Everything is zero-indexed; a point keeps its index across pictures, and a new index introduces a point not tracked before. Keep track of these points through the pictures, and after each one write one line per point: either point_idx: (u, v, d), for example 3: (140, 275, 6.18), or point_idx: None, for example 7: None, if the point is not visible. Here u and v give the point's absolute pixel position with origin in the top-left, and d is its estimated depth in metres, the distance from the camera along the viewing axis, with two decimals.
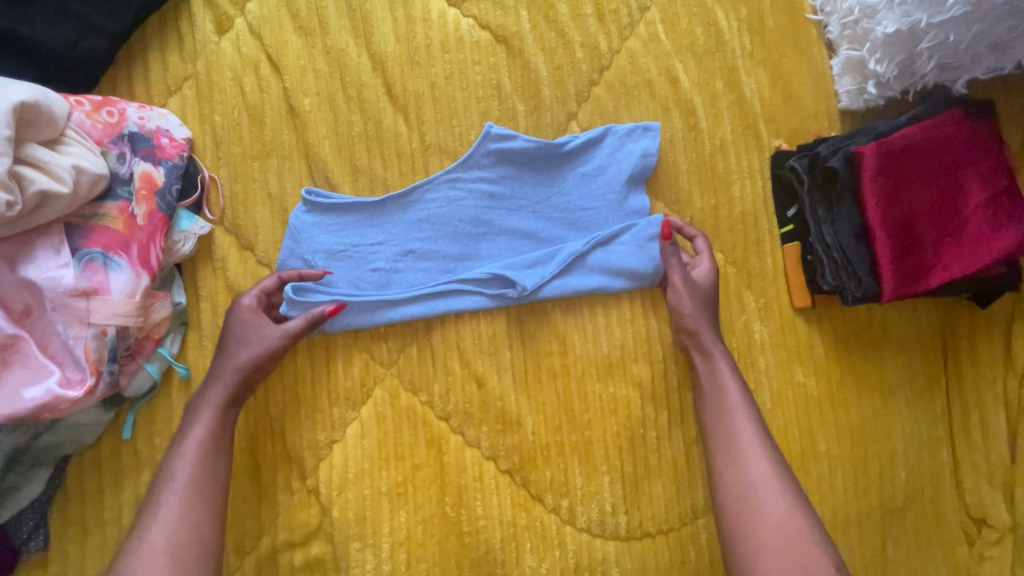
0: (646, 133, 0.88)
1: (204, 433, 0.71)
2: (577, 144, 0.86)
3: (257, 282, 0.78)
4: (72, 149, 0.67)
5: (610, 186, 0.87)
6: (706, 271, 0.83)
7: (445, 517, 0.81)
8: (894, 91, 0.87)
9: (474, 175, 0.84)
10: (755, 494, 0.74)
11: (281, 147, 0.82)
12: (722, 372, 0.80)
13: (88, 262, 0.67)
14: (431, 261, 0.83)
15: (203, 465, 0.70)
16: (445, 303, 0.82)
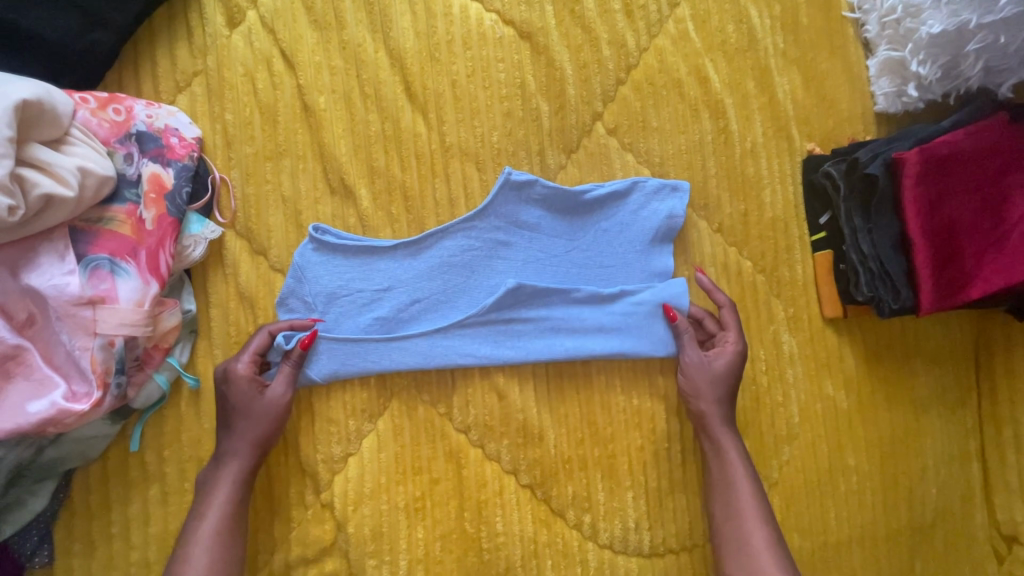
0: (674, 193, 0.84)
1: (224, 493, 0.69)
2: (601, 194, 0.82)
3: (245, 339, 0.74)
4: (77, 150, 0.64)
5: (633, 242, 0.83)
6: (733, 351, 0.80)
7: (464, 533, 0.78)
8: (935, 94, 0.83)
9: (488, 223, 0.80)
10: (750, 554, 0.73)
11: (295, 146, 0.78)
12: (724, 438, 0.78)
13: (94, 269, 0.64)
14: (437, 313, 0.78)
15: (225, 522, 0.68)
16: (447, 358, 0.78)
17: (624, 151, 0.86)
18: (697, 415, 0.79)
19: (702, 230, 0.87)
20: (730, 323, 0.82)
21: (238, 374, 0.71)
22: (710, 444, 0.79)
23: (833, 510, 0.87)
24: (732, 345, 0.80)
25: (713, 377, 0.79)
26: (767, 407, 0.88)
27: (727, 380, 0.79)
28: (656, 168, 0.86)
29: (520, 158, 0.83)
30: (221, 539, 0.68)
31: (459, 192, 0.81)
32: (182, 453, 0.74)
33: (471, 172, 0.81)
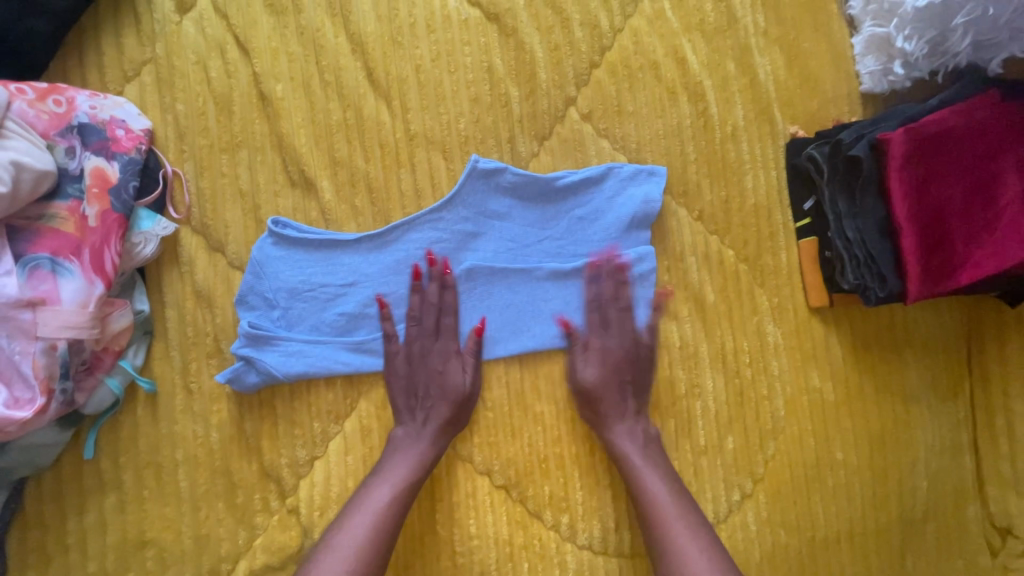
0: (651, 178, 0.80)
1: (388, 500, 0.68)
2: (574, 180, 0.78)
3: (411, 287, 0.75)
4: (12, 143, 0.60)
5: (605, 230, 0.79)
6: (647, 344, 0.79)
7: (437, 537, 0.76)
8: (923, 71, 0.79)
9: (458, 212, 0.77)
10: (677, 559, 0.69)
11: (252, 138, 0.75)
12: (623, 436, 0.76)
13: (34, 270, 0.61)
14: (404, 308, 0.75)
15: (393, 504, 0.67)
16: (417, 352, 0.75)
17: (599, 137, 0.82)
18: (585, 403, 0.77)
19: (682, 218, 0.84)
20: (613, 324, 0.78)
21: (454, 353, 0.74)
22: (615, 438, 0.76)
23: (821, 505, 0.85)
24: (611, 344, 0.77)
25: (582, 389, 0.77)
26: (752, 400, 0.84)
27: (608, 382, 0.76)
28: (633, 154, 0.83)
29: (489, 146, 0.79)
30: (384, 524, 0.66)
31: (426, 182, 0.77)
32: (139, 460, 0.71)
33: (438, 162, 0.78)
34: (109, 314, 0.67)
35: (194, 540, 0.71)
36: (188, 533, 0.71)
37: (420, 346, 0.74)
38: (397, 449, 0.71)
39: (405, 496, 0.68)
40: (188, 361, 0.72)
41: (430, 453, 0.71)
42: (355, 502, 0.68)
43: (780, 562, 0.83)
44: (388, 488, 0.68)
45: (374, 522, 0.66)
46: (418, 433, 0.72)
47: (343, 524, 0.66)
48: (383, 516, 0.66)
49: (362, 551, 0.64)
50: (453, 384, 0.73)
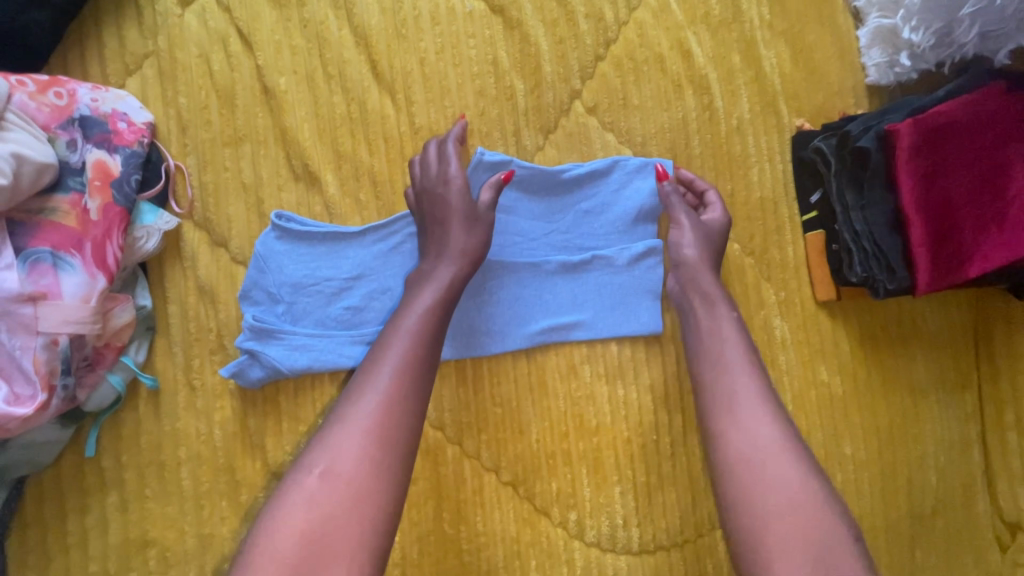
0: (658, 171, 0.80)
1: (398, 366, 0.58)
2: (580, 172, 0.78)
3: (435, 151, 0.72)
4: (12, 135, 0.59)
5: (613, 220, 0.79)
6: (719, 219, 0.76)
7: (443, 535, 0.74)
8: (929, 63, 0.79)
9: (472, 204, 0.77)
10: (760, 470, 0.59)
11: (255, 131, 0.74)
12: (709, 306, 0.71)
13: (35, 263, 0.60)
14: None
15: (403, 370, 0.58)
16: None
17: (605, 131, 0.82)
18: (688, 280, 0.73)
19: None
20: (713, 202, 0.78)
21: (456, 177, 0.69)
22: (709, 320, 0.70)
23: None
24: (713, 218, 0.77)
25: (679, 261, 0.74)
26: None
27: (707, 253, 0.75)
28: (638, 147, 0.82)
29: (494, 139, 0.78)
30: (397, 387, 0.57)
31: None
32: (141, 457, 0.70)
33: None
34: (112, 312, 0.66)
35: (197, 539, 0.70)
36: (191, 532, 0.70)
37: (429, 177, 0.71)
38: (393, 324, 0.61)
39: (414, 367, 0.58)
40: (191, 358, 0.71)
41: (431, 320, 0.62)
42: (359, 379, 0.57)
43: None
44: (394, 359, 0.58)
45: (389, 394, 0.56)
46: (417, 304, 0.63)
47: (351, 400, 0.56)
48: (397, 390, 0.56)
49: (383, 424, 0.54)
50: (460, 178, 0.69)
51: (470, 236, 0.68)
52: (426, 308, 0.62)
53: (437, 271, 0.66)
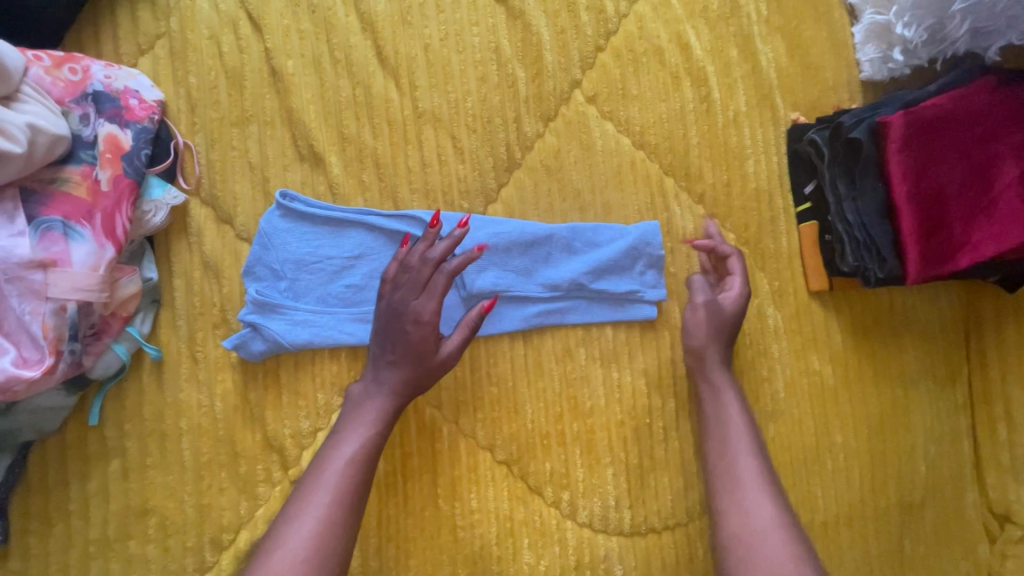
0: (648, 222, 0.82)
1: (347, 470, 0.65)
2: (608, 287, 0.80)
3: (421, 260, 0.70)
4: (28, 107, 0.61)
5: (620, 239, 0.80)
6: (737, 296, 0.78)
7: (438, 511, 0.75)
8: (922, 59, 0.81)
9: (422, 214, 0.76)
10: (754, 550, 0.65)
11: (262, 112, 0.76)
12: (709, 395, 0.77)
13: (46, 231, 0.62)
14: None
15: (352, 477, 0.64)
16: None
17: (604, 120, 0.84)
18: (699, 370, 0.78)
19: (683, 203, 0.85)
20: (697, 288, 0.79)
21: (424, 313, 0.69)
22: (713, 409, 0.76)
23: (821, 487, 0.85)
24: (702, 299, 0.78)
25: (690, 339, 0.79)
26: (752, 381, 0.85)
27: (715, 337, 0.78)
28: (636, 137, 0.84)
29: (495, 125, 0.80)
30: (343, 499, 0.63)
31: (433, 159, 0.79)
32: (144, 427, 0.72)
33: (445, 141, 0.79)
34: (120, 285, 0.68)
35: (195, 509, 0.72)
36: (190, 502, 0.72)
37: (403, 304, 0.69)
38: (331, 451, 0.66)
39: (344, 496, 0.63)
40: (195, 331, 0.73)
41: (366, 452, 0.66)
42: (294, 507, 0.62)
43: None
44: (331, 488, 0.63)
45: (318, 527, 0.61)
46: (353, 434, 0.67)
47: (287, 528, 0.60)
48: (328, 525, 0.61)
49: (313, 557, 0.59)
50: (421, 318, 0.69)
51: (410, 375, 0.69)
52: (362, 441, 0.67)
53: (373, 400, 0.69)
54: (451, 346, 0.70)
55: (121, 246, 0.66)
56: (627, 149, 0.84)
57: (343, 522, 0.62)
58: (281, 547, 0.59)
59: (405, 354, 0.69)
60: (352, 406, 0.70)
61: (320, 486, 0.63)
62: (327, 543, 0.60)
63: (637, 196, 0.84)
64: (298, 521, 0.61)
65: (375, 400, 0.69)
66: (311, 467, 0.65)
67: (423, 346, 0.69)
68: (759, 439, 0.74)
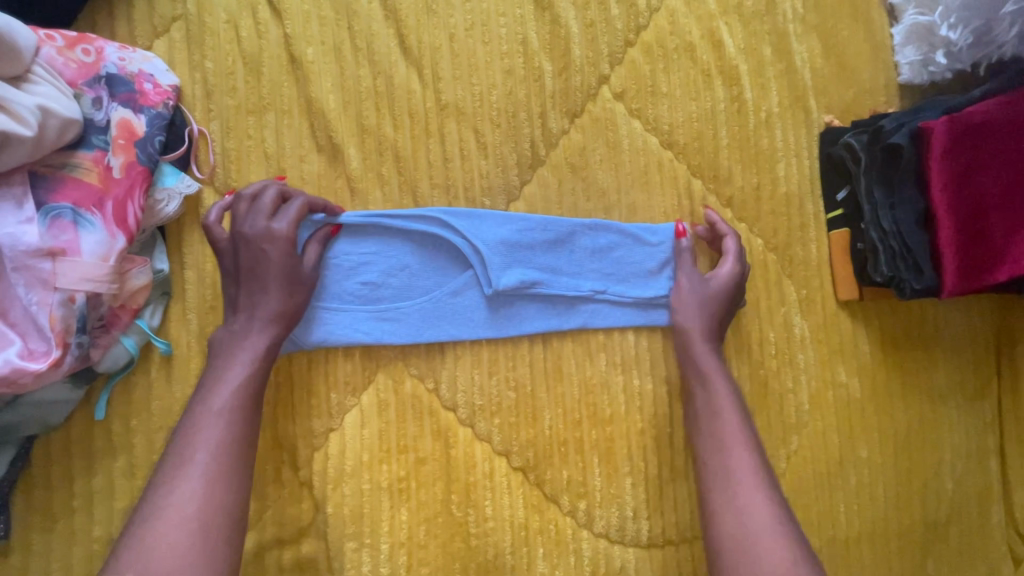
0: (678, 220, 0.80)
1: (225, 423, 0.61)
2: (638, 294, 0.78)
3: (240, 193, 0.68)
4: (39, 89, 0.59)
5: (647, 242, 0.78)
6: (730, 272, 0.75)
7: (451, 518, 0.73)
8: (964, 63, 0.78)
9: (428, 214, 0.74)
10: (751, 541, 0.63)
11: (280, 100, 0.73)
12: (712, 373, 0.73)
13: (55, 219, 0.59)
14: (425, 287, 0.74)
15: (233, 428, 0.61)
16: (437, 330, 0.74)
17: (631, 118, 0.81)
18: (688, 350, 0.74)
19: (711, 205, 0.82)
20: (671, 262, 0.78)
21: (285, 236, 0.67)
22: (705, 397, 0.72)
23: (843, 503, 0.83)
24: (686, 282, 0.76)
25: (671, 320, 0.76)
26: (776, 392, 0.82)
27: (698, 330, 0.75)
28: (665, 137, 0.81)
29: (520, 120, 0.77)
30: (228, 450, 0.60)
31: (455, 153, 0.76)
32: (151, 423, 0.69)
33: (468, 135, 0.76)
34: (127, 275, 0.65)
35: None
36: None
37: (254, 231, 0.67)
38: (201, 407, 0.61)
39: (229, 443, 0.60)
40: (206, 325, 0.71)
41: (246, 395, 0.63)
42: (173, 465, 0.58)
43: None
44: (208, 443, 0.59)
45: (207, 479, 0.58)
46: (228, 379, 0.63)
47: (169, 487, 0.57)
48: (220, 472, 0.59)
49: (207, 508, 0.56)
50: (286, 239, 0.67)
51: (286, 301, 0.67)
52: (240, 386, 0.63)
53: (247, 340, 0.65)
54: (309, 262, 0.70)
55: (130, 235, 0.63)
56: (655, 148, 0.81)
57: (234, 472, 0.59)
58: (166, 508, 0.55)
59: (274, 278, 0.66)
60: (220, 351, 0.65)
61: (198, 443, 0.59)
62: (224, 493, 0.58)
63: (664, 197, 0.81)
64: (179, 481, 0.57)
65: (249, 340, 0.65)
66: (181, 425, 0.61)
67: (291, 267, 0.68)
68: (746, 414, 0.72)
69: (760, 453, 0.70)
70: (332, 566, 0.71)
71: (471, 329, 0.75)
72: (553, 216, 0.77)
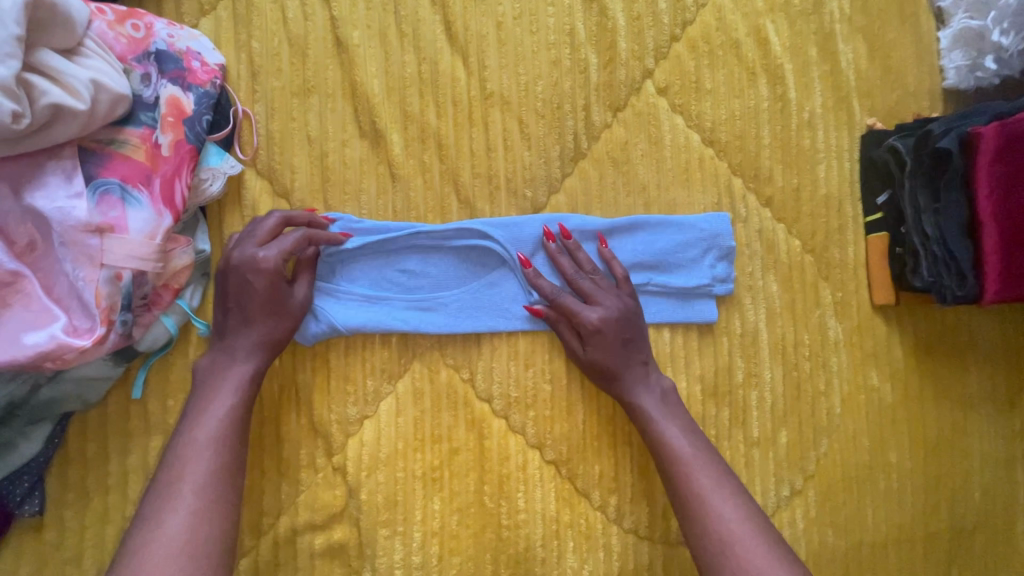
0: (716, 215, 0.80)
1: (210, 452, 0.59)
2: (682, 283, 0.77)
3: (254, 219, 0.68)
4: (91, 62, 0.58)
5: (689, 234, 0.78)
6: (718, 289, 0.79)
7: (483, 508, 0.73)
8: (1014, 70, 0.77)
9: (405, 227, 0.72)
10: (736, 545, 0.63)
11: (325, 83, 0.73)
12: (632, 380, 0.72)
13: (103, 195, 0.59)
14: (463, 279, 0.74)
15: (219, 454, 0.59)
16: (474, 321, 0.73)
17: (674, 113, 0.80)
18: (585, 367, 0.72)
19: (750, 204, 0.82)
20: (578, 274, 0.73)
21: (267, 264, 0.65)
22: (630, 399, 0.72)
23: (872, 508, 0.82)
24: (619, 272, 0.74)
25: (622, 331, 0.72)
26: (809, 394, 0.82)
27: (606, 356, 0.71)
28: (707, 134, 0.81)
29: (564, 112, 0.77)
30: (214, 479, 0.58)
31: (498, 143, 0.75)
32: None
33: (512, 125, 0.76)
34: (171, 256, 0.64)
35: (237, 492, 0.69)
36: None
37: (241, 257, 0.65)
38: (183, 439, 0.60)
39: (211, 475, 0.58)
40: None
41: (231, 423, 0.61)
42: (157, 501, 0.56)
43: (827, 561, 0.81)
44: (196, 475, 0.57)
45: (191, 513, 0.55)
46: (213, 409, 0.62)
47: (151, 526, 0.54)
48: (208, 505, 0.57)
49: (195, 542, 0.54)
50: (274, 270, 0.65)
51: (271, 329, 0.66)
52: (223, 415, 0.61)
53: (229, 369, 0.64)
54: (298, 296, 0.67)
55: (178, 215, 0.63)
56: (697, 145, 0.80)
57: (221, 501, 0.58)
58: (150, 546, 0.53)
59: (263, 310, 0.65)
60: (202, 381, 0.64)
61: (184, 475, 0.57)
62: (214, 521, 0.56)
63: (705, 195, 0.80)
64: (165, 518, 0.55)
65: (232, 369, 0.64)
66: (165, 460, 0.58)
67: (279, 298, 0.65)
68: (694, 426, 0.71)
69: (711, 450, 0.70)
70: (363, 553, 0.71)
71: (508, 322, 0.74)
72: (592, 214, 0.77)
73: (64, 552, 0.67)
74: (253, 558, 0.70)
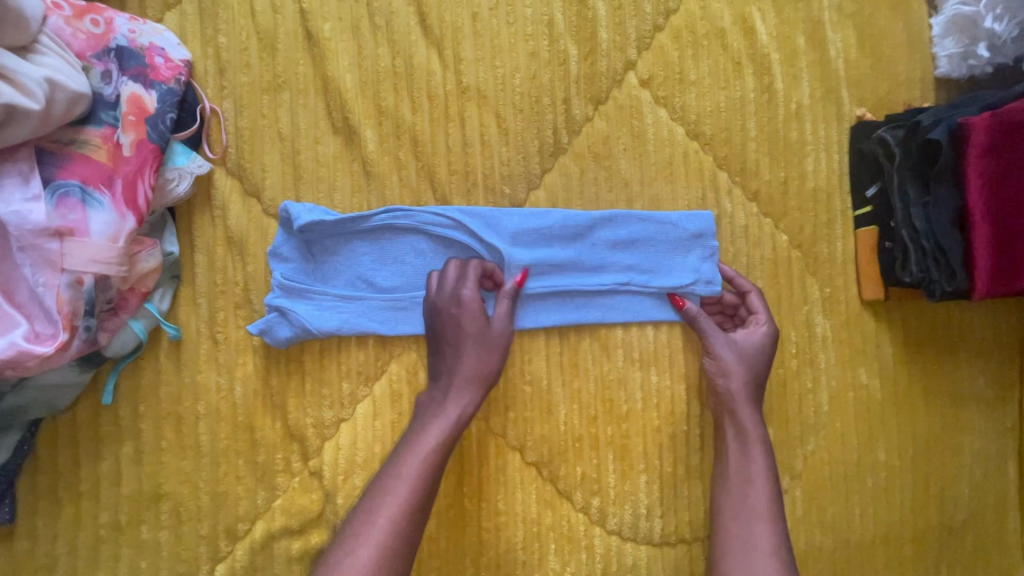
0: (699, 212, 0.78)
1: (418, 475, 0.62)
2: (663, 282, 0.75)
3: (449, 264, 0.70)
4: (46, 60, 0.56)
5: (667, 233, 0.76)
6: (765, 334, 0.74)
7: (463, 510, 0.72)
8: (1007, 57, 0.75)
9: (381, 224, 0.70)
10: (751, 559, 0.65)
11: (295, 79, 0.71)
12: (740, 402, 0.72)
13: (62, 197, 0.57)
14: None
15: (425, 475, 0.62)
16: None
17: (657, 106, 0.78)
18: (723, 404, 0.73)
19: (736, 199, 0.80)
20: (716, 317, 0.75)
21: (468, 302, 0.67)
22: (736, 431, 0.72)
23: (860, 506, 0.81)
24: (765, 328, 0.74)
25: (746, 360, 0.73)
26: (795, 392, 0.81)
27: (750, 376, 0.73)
28: (691, 126, 0.78)
29: (543, 105, 0.75)
30: (417, 502, 0.61)
31: (475, 138, 0.73)
32: (160, 409, 0.68)
33: (489, 120, 0.74)
34: (133, 263, 0.63)
35: (211, 496, 0.68)
36: (206, 489, 0.68)
37: (441, 297, 0.68)
38: (403, 456, 0.63)
39: (415, 510, 0.60)
40: (216, 310, 0.69)
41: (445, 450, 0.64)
42: (361, 517, 0.59)
43: (813, 561, 0.80)
44: (402, 491, 0.60)
45: (383, 548, 0.57)
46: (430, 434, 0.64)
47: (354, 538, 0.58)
48: (392, 537, 0.58)
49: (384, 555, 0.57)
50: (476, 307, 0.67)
51: (481, 363, 0.67)
52: (431, 451, 0.63)
53: (447, 405, 0.66)
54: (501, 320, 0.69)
55: (141, 217, 0.61)
56: (681, 139, 0.78)
57: (418, 519, 0.60)
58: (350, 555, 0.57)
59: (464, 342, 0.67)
60: (427, 405, 0.67)
61: (390, 495, 0.60)
62: (404, 534, 0.59)
63: (689, 190, 0.78)
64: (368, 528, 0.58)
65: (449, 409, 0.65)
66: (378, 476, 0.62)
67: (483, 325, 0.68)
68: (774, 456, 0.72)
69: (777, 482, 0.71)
70: None
71: None
72: (569, 209, 0.75)
73: (37, 560, 0.66)
74: (229, 564, 0.68)
